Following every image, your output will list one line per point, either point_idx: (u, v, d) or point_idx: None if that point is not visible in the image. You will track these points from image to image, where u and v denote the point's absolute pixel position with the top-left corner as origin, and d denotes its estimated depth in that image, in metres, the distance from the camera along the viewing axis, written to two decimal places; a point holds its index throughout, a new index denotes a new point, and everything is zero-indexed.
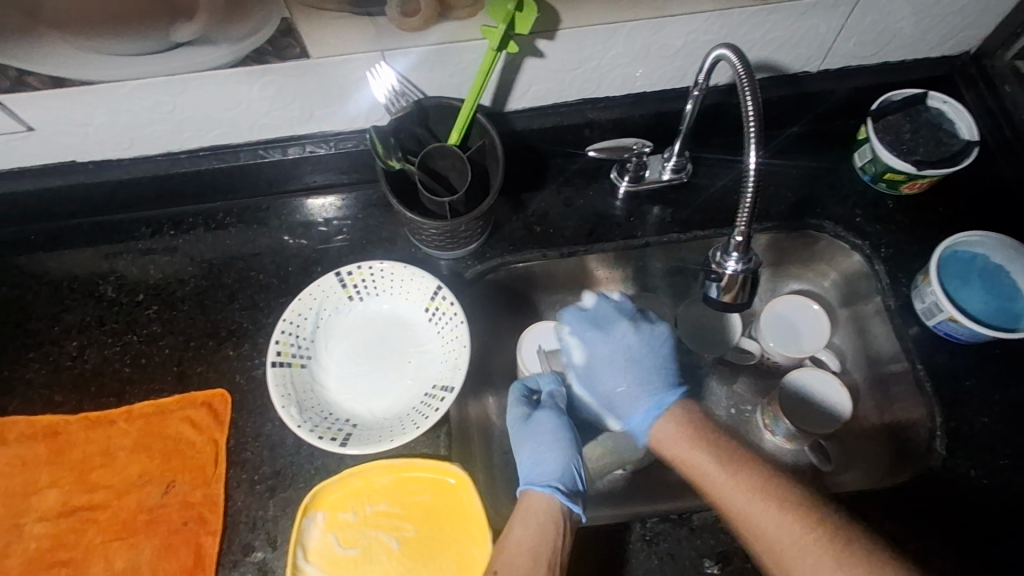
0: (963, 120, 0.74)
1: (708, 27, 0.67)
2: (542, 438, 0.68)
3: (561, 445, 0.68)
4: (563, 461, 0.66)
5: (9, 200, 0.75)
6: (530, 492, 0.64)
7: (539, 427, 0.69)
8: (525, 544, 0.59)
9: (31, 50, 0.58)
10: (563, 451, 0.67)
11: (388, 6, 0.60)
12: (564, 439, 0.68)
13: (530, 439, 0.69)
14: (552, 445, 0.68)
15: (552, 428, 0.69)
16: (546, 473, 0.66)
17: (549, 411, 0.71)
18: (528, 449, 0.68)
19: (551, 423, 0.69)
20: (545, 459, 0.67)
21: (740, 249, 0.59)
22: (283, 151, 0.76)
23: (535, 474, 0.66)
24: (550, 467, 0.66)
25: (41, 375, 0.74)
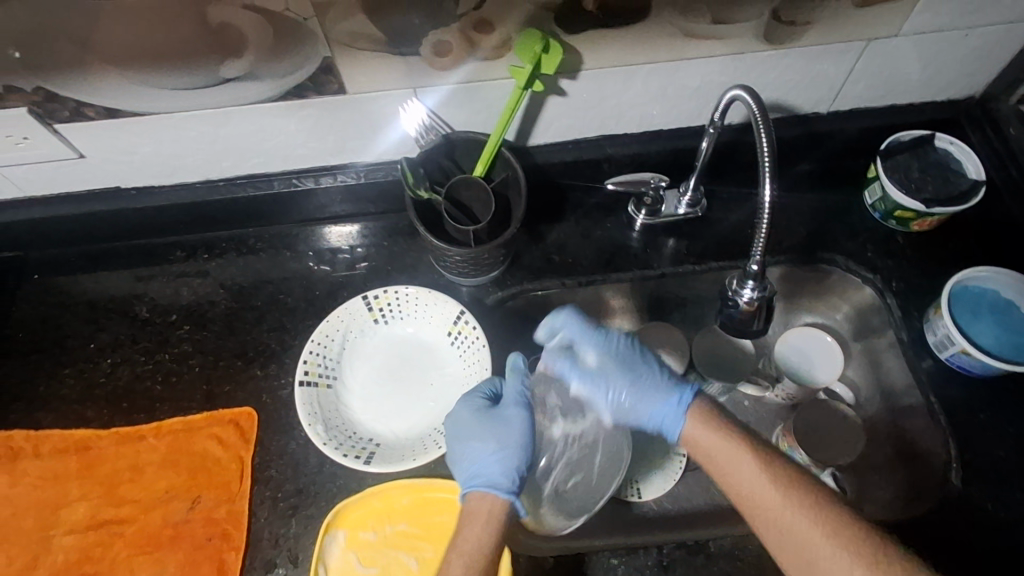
0: (970, 161, 0.76)
1: (722, 70, 0.70)
2: (499, 435, 0.64)
3: (522, 442, 0.64)
4: (520, 457, 0.63)
5: (56, 222, 0.79)
6: (479, 496, 0.60)
7: (499, 423, 0.65)
8: (480, 551, 0.55)
9: (91, 84, 0.62)
10: (523, 444, 0.64)
11: (422, 46, 0.63)
12: (526, 438, 0.64)
13: (489, 432, 0.64)
14: (513, 439, 0.64)
15: (515, 424, 0.65)
16: (496, 473, 0.62)
17: (517, 408, 0.66)
18: (482, 442, 0.63)
19: (514, 420, 0.65)
20: (499, 459, 0.62)
21: (756, 278, 0.61)
22: (315, 180, 0.79)
23: (484, 473, 0.62)
24: (505, 467, 0.62)
25: (75, 391, 0.76)
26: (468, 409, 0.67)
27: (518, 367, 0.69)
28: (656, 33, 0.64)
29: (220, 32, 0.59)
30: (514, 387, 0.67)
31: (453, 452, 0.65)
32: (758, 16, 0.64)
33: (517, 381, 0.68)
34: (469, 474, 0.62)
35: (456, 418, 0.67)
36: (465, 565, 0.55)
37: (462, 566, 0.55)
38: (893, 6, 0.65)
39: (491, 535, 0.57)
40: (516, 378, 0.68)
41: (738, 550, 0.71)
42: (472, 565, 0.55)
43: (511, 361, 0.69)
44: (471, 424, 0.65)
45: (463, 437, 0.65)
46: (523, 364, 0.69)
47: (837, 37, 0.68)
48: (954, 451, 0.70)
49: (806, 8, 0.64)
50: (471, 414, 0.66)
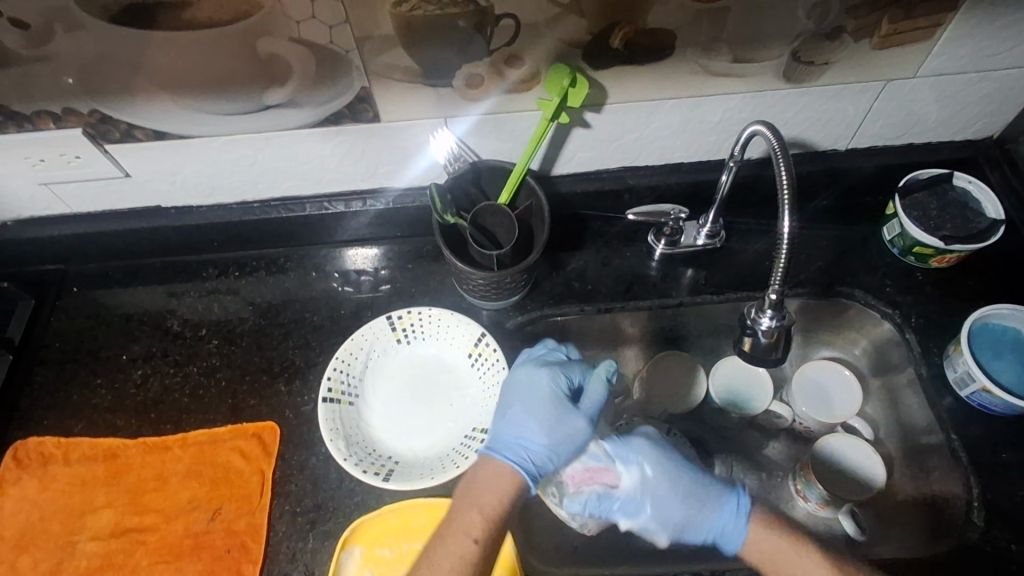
0: (989, 200, 0.77)
1: (743, 106, 0.73)
2: (554, 426, 0.67)
3: (572, 447, 0.67)
4: (559, 461, 0.67)
5: (98, 238, 0.83)
6: (506, 467, 0.64)
7: (565, 420, 0.68)
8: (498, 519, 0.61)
9: (143, 108, 0.66)
10: (571, 453, 0.67)
11: (454, 79, 0.67)
12: (575, 449, 0.67)
13: (552, 421, 0.67)
14: (568, 442, 0.67)
15: (574, 426, 0.68)
16: (532, 458, 0.66)
17: (587, 418, 0.68)
18: (539, 424, 0.67)
19: (579, 425, 0.68)
20: (539, 448, 0.66)
21: (774, 307, 0.62)
22: (346, 204, 0.83)
23: (524, 448, 0.66)
24: (545, 460, 0.66)
25: (106, 400, 0.79)
26: (547, 386, 0.69)
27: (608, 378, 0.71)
28: (679, 70, 0.67)
29: (268, 61, 0.63)
30: (597, 397, 0.69)
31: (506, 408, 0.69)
32: (778, 56, 0.67)
33: (602, 395, 0.69)
34: (511, 442, 0.66)
35: (530, 384, 0.69)
36: (485, 528, 0.60)
37: (484, 528, 0.60)
38: (910, 48, 0.67)
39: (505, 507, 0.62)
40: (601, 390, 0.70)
41: None
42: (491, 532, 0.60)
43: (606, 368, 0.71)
44: (540, 403, 0.68)
45: (525, 403, 0.68)
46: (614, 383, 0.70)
47: (855, 77, 0.70)
48: (976, 490, 0.70)
49: (825, 49, 0.66)
50: (546, 393, 0.68)
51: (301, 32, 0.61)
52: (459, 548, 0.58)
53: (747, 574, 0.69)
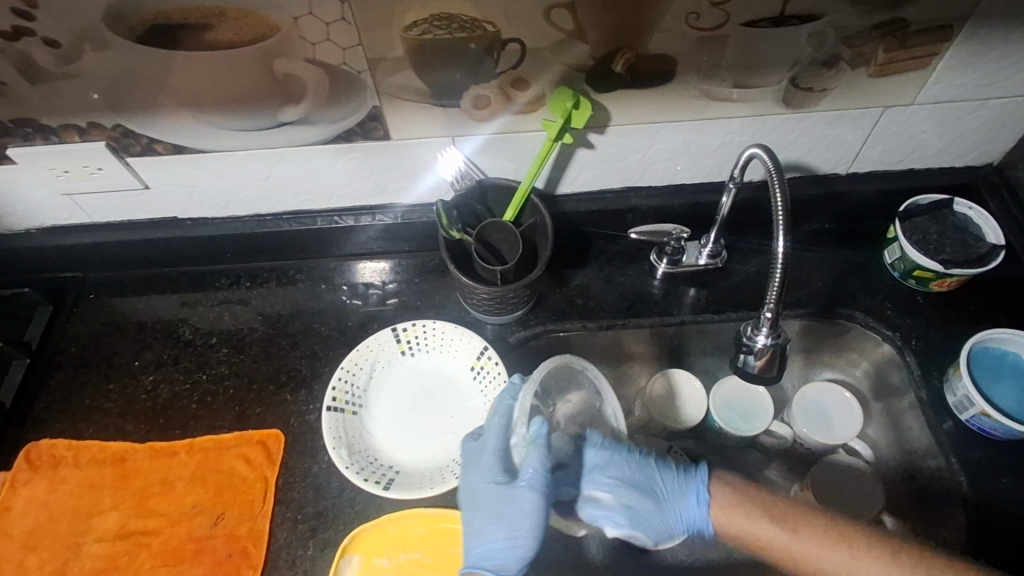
0: (989, 226, 0.78)
1: (743, 130, 0.75)
2: (505, 515, 0.63)
3: (531, 524, 0.62)
4: (531, 546, 0.62)
5: (117, 247, 0.86)
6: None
7: (510, 503, 0.63)
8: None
9: (164, 123, 0.69)
10: (535, 529, 0.62)
11: (462, 100, 0.69)
12: (535, 525, 0.62)
13: (499, 510, 0.63)
14: (521, 524, 0.62)
15: (522, 505, 0.63)
16: (503, 558, 0.62)
17: (530, 488, 0.63)
18: (490, 522, 0.63)
19: (526, 501, 0.63)
20: (504, 541, 0.62)
21: (770, 325, 0.63)
22: (356, 218, 0.85)
23: (492, 552, 0.63)
24: (515, 552, 0.62)
25: (116, 404, 0.81)
26: (484, 481, 0.65)
27: (535, 441, 0.65)
28: (680, 94, 0.69)
29: (284, 81, 0.66)
30: (530, 465, 0.64)
31: (466, 513, 0.66)
32: (777, 82, 0.69)
33: (536, 459, 0.64)
34: (480, 550, 0.63)
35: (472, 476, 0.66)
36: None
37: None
38: (907, 77, 0.69)
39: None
40: (532, 455, 0.64)
41: None
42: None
43: (530, 432, 0.65)
44: (483, 499, 0.64)
45: (476, 509, 0.65)
46: (545, 441, 0.64)
47: (853, 103, 0.72)
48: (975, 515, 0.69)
49: (823, 76, 0.68)
50: (485, 488, 0.65)
51: (316, 53, 0.64)
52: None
53: None
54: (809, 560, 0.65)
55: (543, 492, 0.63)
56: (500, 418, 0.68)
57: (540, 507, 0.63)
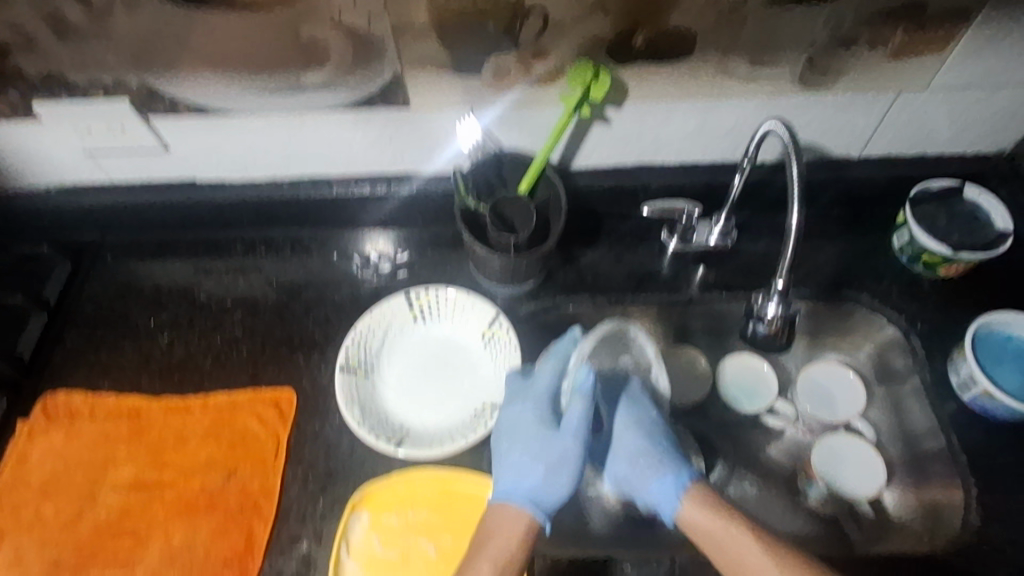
0: (998, 212, 0.78)
1: (759, 111, 0.76)
2: (544, 455, 0.66)
3: (570, 470, 0.65)
4: (565, 488, 0.65)
5: (135, 209, 0.87)
6: (506, 504, 0.65)
7: (551, 445, 0.67)
8: (510, 563, 0.60)
9: (189, 83, 0.70)
10: (572, 476, 0.66)
11: (483, 70, 0.70)
12: (575, 469, 0.65)
13: (539, 448, 0.67)
14: (558, 467, 0.66)
15: (563, 450, 0.66)
16: (537, 493, 0.65)
17: (573, 437, 0.66)
18: (528, 457, 0.66)
19: (567, 447, 0.66)
20: (538, 476, 0.66)
21: (780, 295, 0.66)
22: (372, 187, 0.86)
23: (525, 486, 0.66)
24: (548, 492, 0.65)
25: (133, 361, 0.82)
26: (529, 416, 0.69)
27: (580, 389, 0.68)
28: (698, 71, 0.70)
29: (310, 45, 0.67)
30: (575, 411, 0.67)
31: (503, 445, 0.69)
32: (794, 62, 0.69)
33: (581, 407, 0.67)
34: (514, 482, 0.66)
35: (518, 417, 0.70)
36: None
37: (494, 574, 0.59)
38: (924, 60, 0.70)
39: (521, 544, 0.62)
40: (576, 402, 0.68)
41: None
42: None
43: (577, 379, 0.68)
44: (527, 434, 0.68)
45: (517, 442, 0.68)
46: (591, 391, 0.67)
47: (868, 86, 0.72)
48: None
49: (841, 58, 0.69)
50: (529, 423, 0.69)
51: (342, 16, 0.64)
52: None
53: None
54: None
55: (583, 443, 0.66)
56: (553, 363, 0.73)
57: (579, 456, 0.66)
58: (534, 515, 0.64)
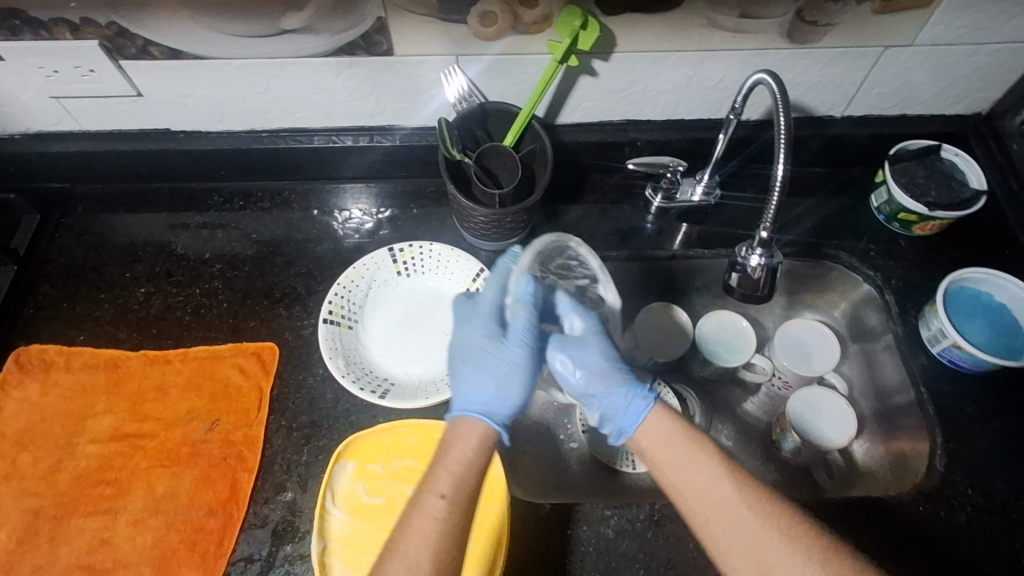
0: (973, 171, 0.80)
1: (746, 65, 0.75)
2: (496, 365, 0.66)
3: (521, 377, 0.66)
4: (518, 396, 0.66)
5: (106, 158, 0.84)
6: (461, 417, 0.64)
7: (499, 355, 0.67)
8: (468, 473, 0.58)
9: (161, 23, 0.67)
10: (524, 383, 0.66)
11: (469, 17, 0.68)
12: (525, 376, 0.66)
13: (490, 360, 0.66)
14: (510, 375, 0.66)
15: (513, 359, 0.67)
16: (491, 404, 0.65)
17: (520, 345, 0.67)
18: (480, 371, 0.66)
19: (516, 354, 0.67)
20: (491, 387, 0.65)
21: (764, 246, 0.69)
22: (354, 139, 0.84)
23: (478, 399, 0.65)
24: (503, 400, 0.65)
25: (109, 314, 0.81)
26: (476, 334, 0.68)
27: (523, 298, 0.69)
28: (687, 22, 0.69)
29: None
30: (521, 320, 0.68)
31: (454, 364, 0.68)
32: (783, 14, 0.69)
33: (525, 315, 0.68)
34: (468, 397, 0.65)
35: (465, 334, 0.69)
36: (454, 487, 0.57)
37: (453, 483, 0.57)
38: (911, 15, 0.69)
39: (479, 452, 0.61)
40: (520, 311, 0.69)
41: None
42: (460, 486, 0.57)
43: (519, 289, 0.70)
44: (475, 349, 0.68)
45: (468, 359, 0.67)
46: (533, 298, 0.69)
47: (855, 42, 0.72)
48: (940, 441, 0.74)
49: (830, 11, 0.68)
50: (476, 340, 0.68)
51: None
52: (429, 509, 0.55)
53: None
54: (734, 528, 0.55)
55: (532, 349, 0.68)
56: (494, 280, 0.72)
57: (529, 362, 0.67)
58: (491, 424, 0.63)
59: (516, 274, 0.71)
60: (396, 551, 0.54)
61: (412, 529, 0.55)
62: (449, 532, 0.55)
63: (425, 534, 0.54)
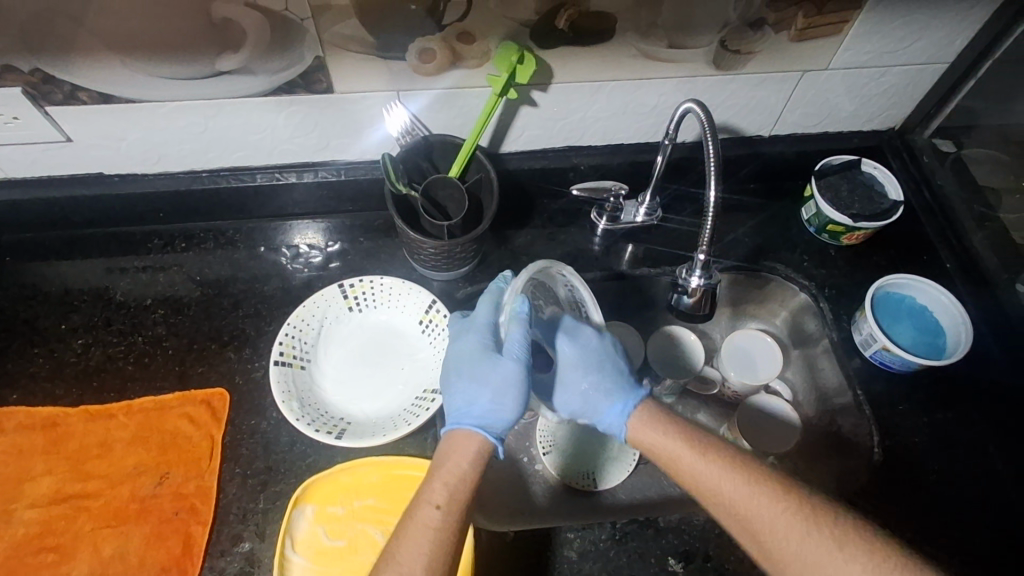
0: (892, 183, 0.86)
1: (678, 91, 0.79)
2: (490, 378, 0.66)
3: (516, 391, 0.65)
4: (512, 409, 0.65)
5: (35, 206, 0.80)
6: (456, 429, 0.65)
7: (494, 368, 0.66)
8: (463, 484, 0.59)
9: (87, 69, 0.65)
10: (518, 396, 0.65)
11: (408, 54, 0.69)
12: (520, 390, 0.65)
13: (484, 373, 0.66)
14: (505, 389, 0.65)
15: (506, 373, 0.66)
16: (487, 418, 0.65)
17: (515, 360, 0.67)
18: (475, 383, 0.67)
19: (509, 367, 0.66)
20: (485, 397, 0.65)
21: (703, 267, 0.72)
22: (298, 175, 0.83)
23: (475, 410, 0.66)
24: (497, 413, 0.65)
25: (44, 369, 0.77)
26: (473, 343, 0.69)
27: (518, 315, 0.68)
28: (620, 53, 0.72)
29: (221, 27, 0.63)
30: (515, 337, 0.67)
31: (450, 375, 0.69)
32: (708, 44, 0.72)
33: (519, 332, 0.67)
34: (461, 410, 0.66)
35: (461, 346, 0.70)
36: (450, 497, 0.57)
37: (448, 494, 0.58)
38: (825, 41, 0.74)
39: (475, 465, 0.61)
40: (514, 327, 0.68)
41: (684, 524, 0.72)
42: (455, 497, 0.58)
43: (513, 306, 0.68)
44: (469, 361, 0.68)
45: (463, 370, 0.68)
46: (527, 315, 0.67)
47: (776, 68, 0.77)
48: (877, 440, 0.78)
49: (750, 40, 0.72)
50: (473, 349, 0.69)
51: None
52: (423, 519, 0.56)
53: (681, 522, 0.72)
54: (709, 481, 0.59)
55: (524, 364, 0.66)
56: (492, 296, 0.73)
57: (523, 378, 0.66)
58: (487, 436, 0.63)
59: (511, 293, 0.69)
60: (391, 562, 0.54)
61: (406, 536, 0.55)
62: (442, 543, 0.55)
63: (420, 543, 0.55)
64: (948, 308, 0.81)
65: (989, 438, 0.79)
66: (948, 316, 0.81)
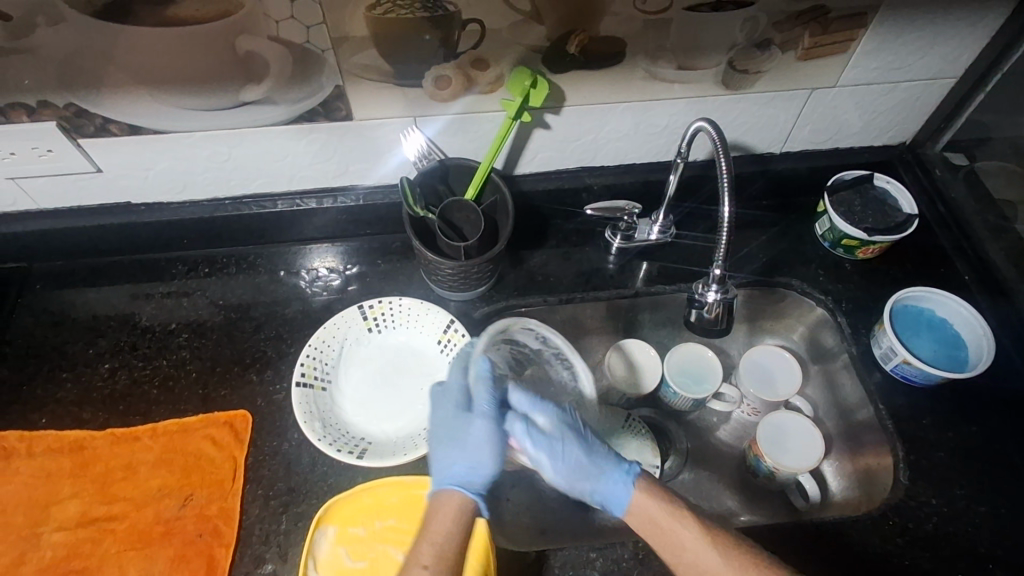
0: (904, 197, 0.86)
1: (689, 111, 0.80)
2: (466, 441, 0.66)
3: (492, 447, 0.66)
4: (492, 466, 0.65)
5: (65, 234, 0.83)
6: (440, 492, 0.64)
7: (470, 429, 0.67)
8: (450, 543, 0.59)
9: (118, 102, 0.68)
10: (495, 452, 0.66)
11: (424, 81, 0.71)
12: (495, 446, 0.66)
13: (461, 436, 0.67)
14: (479, 446, 0.66)
15: (480, 433, 0.66)
16: (468, 476, 0.65)
17: (483, 417, 0.67)
18: (454, 447, 0.66)
19: (481, 427, 0.67)
20: (467, 458, 0.65)
21: (718, 282, 0.73)
22: (317, 201, 0.85)
23: (457, 473, 0.65)
24: (478, 470, 0.65)
25: (71, 393, 0.79)
26: (448, 412, 0.69)
27: (481, 376, 0.70)
28: (630, 77, 0.74)
29: (246, 60, 0.66)
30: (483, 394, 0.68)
31: (432, 446, 0.68)
32: (717, 64, 0.74)
33: (486, 390, 0.69)
34: (445, 472, 0.65)
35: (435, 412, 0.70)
36: (437, 556, 0.58)
37: (435, 553, 0.58)
38: (832, 59, 0.75)
39: (459, 524, 0.61)
40: (483, 387, 0.69)
41: None
42: (442, 556, 0.58)
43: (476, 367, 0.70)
44: (445, 428, 0.68)
45: (442, 440, 0.68)
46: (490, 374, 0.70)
47: (785, 85, 0.78)
48: (901, 455, 0.77)
49: (758, 60, 0.74)
50: (448, 417, 0.69)
51: (279, 30, 0.64)
52: None
53: None
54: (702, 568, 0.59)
55: (495, 420, 0.67)
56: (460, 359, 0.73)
57: (493, 432, 0.67)
58: (466, 493, 0.63)
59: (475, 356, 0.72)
60: None
61: None
62: None
63: None
64: (966, 319, 0.81)
65: (1017, 451, 0.77)
66: (967, 327, 0.81)
